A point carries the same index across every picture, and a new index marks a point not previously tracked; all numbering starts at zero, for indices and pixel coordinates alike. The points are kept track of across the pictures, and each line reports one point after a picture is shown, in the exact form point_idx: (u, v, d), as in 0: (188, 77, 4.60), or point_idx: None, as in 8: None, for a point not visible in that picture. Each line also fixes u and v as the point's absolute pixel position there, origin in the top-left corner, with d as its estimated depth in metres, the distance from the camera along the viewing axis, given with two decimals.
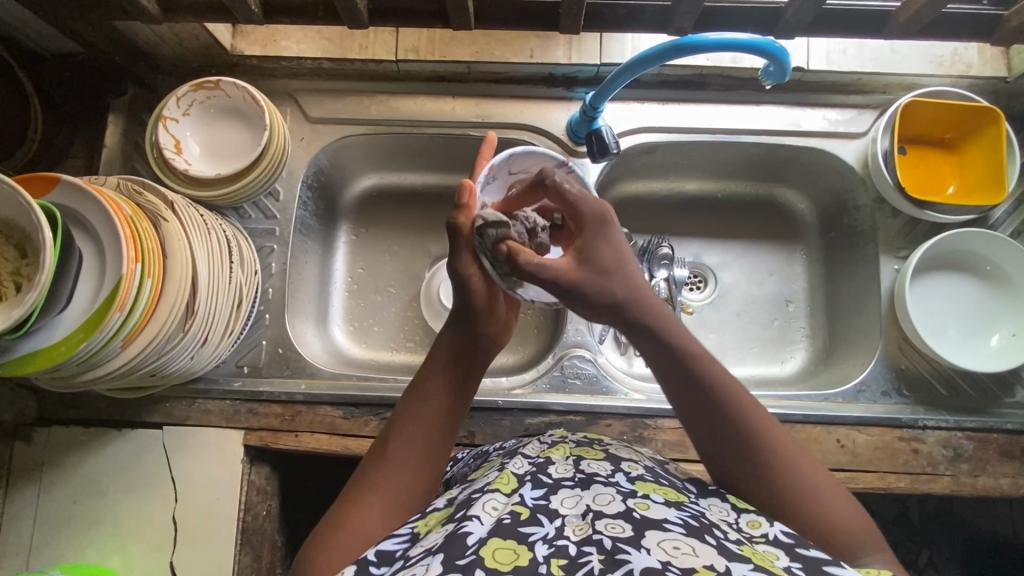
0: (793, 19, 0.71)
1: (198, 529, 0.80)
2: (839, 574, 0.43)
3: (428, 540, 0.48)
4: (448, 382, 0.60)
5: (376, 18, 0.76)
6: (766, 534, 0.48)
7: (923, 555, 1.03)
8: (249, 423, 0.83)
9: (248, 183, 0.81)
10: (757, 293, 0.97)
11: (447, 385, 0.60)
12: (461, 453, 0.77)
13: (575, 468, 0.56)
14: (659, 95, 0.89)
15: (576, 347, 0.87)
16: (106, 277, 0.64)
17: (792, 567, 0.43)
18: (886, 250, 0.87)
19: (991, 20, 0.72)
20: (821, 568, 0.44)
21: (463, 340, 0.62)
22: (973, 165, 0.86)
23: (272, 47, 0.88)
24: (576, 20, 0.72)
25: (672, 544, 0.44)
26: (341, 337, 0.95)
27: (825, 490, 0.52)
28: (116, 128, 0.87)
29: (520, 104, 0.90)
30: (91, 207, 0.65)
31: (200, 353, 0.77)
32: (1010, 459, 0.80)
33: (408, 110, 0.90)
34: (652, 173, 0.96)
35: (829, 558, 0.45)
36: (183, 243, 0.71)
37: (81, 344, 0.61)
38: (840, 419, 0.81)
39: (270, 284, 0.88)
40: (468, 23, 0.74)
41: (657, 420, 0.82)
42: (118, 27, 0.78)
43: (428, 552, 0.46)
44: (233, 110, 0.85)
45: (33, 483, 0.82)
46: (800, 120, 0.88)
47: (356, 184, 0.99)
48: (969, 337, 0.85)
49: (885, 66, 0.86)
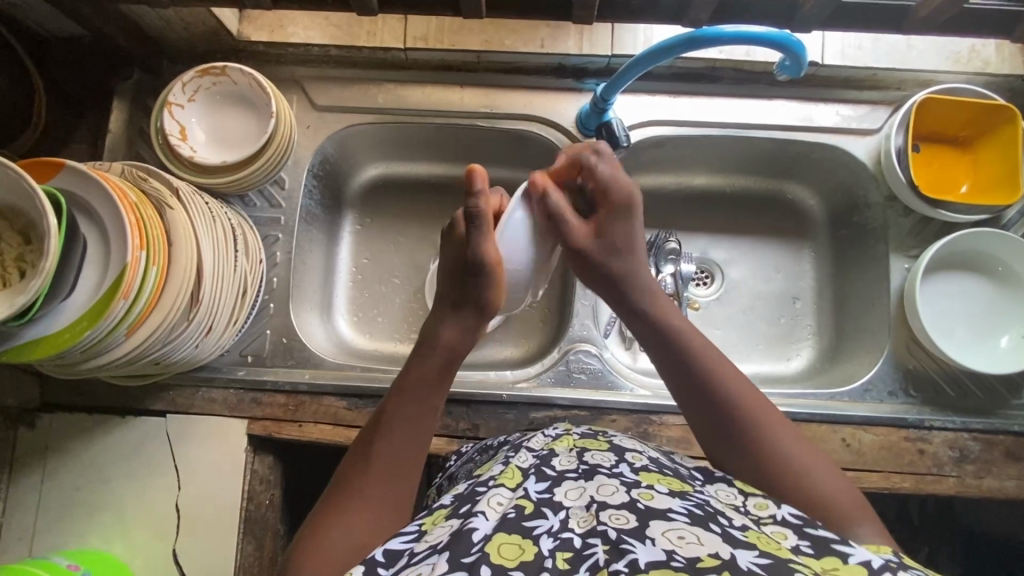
0: (811, 13, 0.70)
1: (200, 518, 0.80)
2: (846, 551, 0.44)
3: (434, 537, 0.48)
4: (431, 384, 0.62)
5: (386, 6, 0.75)
6: (774, 514, 0.49)
7: (922, 552, 1.03)
8: (253, 413, 0.83)
9: (254, 172, 0.80)
10: (764, 290, 0.96)
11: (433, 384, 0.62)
12: (465, 446, 0.77)
13: (579, 460, 0.56)
14: (670, 88, 0.87)
15: (582, 342, 0.86)
16: (109, 267, 0.63)
17: (799, 547, 0.45)
18: (897, 249, 0.86)
19: (1012, 17, 0.71)
20: (830, 546, 0.45)
21: (457, 326, 0.64)
22: (988, 164, 0.85)
23: (280, 34, 0.87)
24: (589, 11, 0.71)
25: (678, 534, 0.44)
26: (345, 327, 0.95)
27: (788, 439, 0.56)
28: (120, 113, 0.87)
29: (528, 94, 0.89)
30: (95, 192, 0.64)
31: (204, 343, 0.77)
32: (1016, 462, 0.80)
33: (417, 99, 0.89)
34: (662, 167, 0.95)
35: (836, 537, 0.46)
36: (187, 231, 0.70)
37: (85, 332, 0.61)
38: (846, 418, 0.81)
39: (275, 273, 0.87)
40: (479, 12, 0.73)
41: (662, 416, 0.82)
42: (125, 11, 0.77)
43: (434, 549, 0.46)
44: (239, 97, 0.84)
45: (35, 469, 0.81)
46: (812, 115, 0.87)
47: (361, 173, 0.98)
48: (977, 339, 0.84)
49: (900, 62, 0.85)
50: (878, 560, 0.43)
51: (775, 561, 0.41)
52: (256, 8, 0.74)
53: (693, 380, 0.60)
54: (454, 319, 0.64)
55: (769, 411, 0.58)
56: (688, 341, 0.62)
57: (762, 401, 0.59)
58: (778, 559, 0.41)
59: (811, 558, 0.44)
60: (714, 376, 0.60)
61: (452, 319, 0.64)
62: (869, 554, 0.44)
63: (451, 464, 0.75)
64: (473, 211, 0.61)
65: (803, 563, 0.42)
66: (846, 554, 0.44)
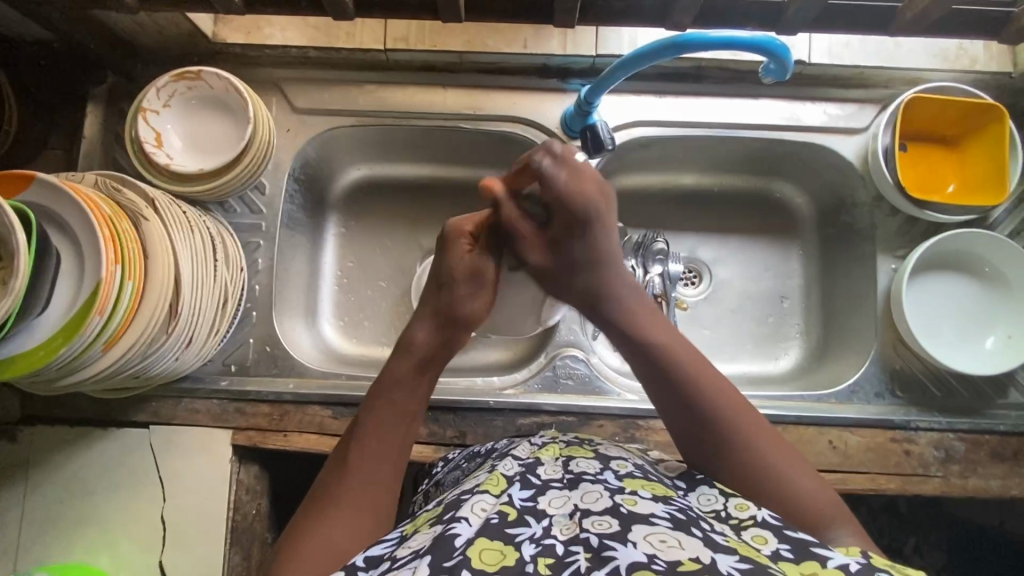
0: (796, 15, 0.68)
1: (186, 530, 0.80)
2: (824, 554, 0.44)
3: (416, 543, 0.47)
4: (410, 388, 0.62)
5: (364, 10, 0.73)
6: (754, 515, 0.50)
7: (909, 542, 1.04)
8: (237, 423, 0.82)
9: (234, 177, 0.79)
10: (753, 289, 0.96)
11: (411, 387, 0.62)
12: (452, 454, 0.77)
13: (564, 469, 0.55)
14: (657, 88, 0.86)
15: (568, 347, 0.86)
16: (84, 281, 0.62)
17: (779, 552, 0.45)
18: (884, 249, 0.86)
19: (999, 18, 0.70)
20: (809, 548, 0.45)
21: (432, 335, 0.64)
22: (974, 163, 0.84)
23: (256, 35, 0.86)
24: (571, 14, 0.70)
25: (659, 538, 0.44)
26: (331, 332, 0.94)
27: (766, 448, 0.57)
28: (95, 119, 0.85)
29: (512, 95, 0.87)
30: (67, 205, 0.63)
31: (185, 355, 0.75)
32: (1001, 461, 0.80)
33: (399, 100, 0.87)
34: (650, 166, 0.94)
35: (818, 541, 0.46)
36: (165, 243, 0.69)
37: (60, 349, 0.60)
38: (833, 421, 0.81)
39: (257, 281, 0.86)
40: (459, 16, 0.71)
41: (649, 421, 0.82)
42: (95, 15, 0.75)
43: (416, 554, 0.45)
44: (216, 102, 0.82)
45: (17, 483, 0.80)
46: (799, 114, 0.86)
47: (344, 175, 0.96)
48: (965, 339, 0.85)
49: (888, 60, 0.84)
50: (856, 564, 0.43)
51: (755, 566, 0.41)
52: (230, 12, 0.73)
53: (666, 376, 0.60)
54: (423, 322, 0.64)
55: (738, 411, 0.58)
56: (669, 344, 0.62)
57: (728, 402, 0.59)
58: (757, 564, 0.41)
59: (790, 562, 0.44)
60: (698, 382, 0.59)
61: (427, 321, 0.64)
62: (847, 557, 0.44)
63: (436, 472, 0.75)
64: (500, 219, 0.63)
65: (782, 570, 0.42)
66: (826, 558, 0.44)
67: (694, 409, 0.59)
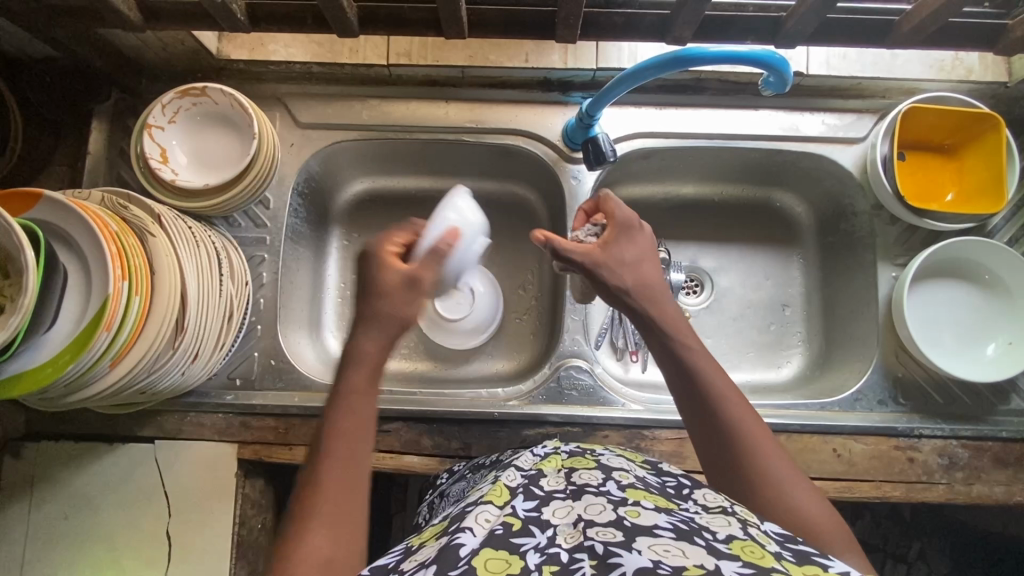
0: (794, 30, 0.69)
1: (193, 544, 0.80)
2: (825, 563, 0.44)
3: (422, 555, 0.47)
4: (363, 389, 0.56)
5: (367, 26, 0.74)
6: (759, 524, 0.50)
7: (913, 547, 1.05)
8: (242, 437, 0.82)
9: (240, 192, 0.79)
10: (754, 298, 0.97)
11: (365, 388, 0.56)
12: (457, 465, 0.77)
13: (567, 481, 0.55)
14: (657, 100, 0.87)
15: (572, 357, 0.86)
16: (91, 297, 0.62)
17: (781, 553, 0.45)
18: (884, 257, 0.86)
19: (993, 30, 0.72)
20: (809, 557, 0.46)
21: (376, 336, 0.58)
22: (972, 172, 0.85)
23: (260, 51, 0.85)
24: (572, 30, 0.70)
25: (663, 547, 0.44)
26: (335, 345, 0.94)
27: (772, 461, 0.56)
28: (100, 135, 0.85)
29: (513, 108, 0.88)
30: (72, 221, 0.64)
31: (191, 368, 0.75)
32: (1004, 467, 0.81)
33: (401, 114, 0.88)
34: (651, 177, 0.95)
35: (816, 551, 0.46)
36: (171, 257, 0.69)
37: (69, 365, 0.60)
38: (837, 429, 0.81)
39: (261, 294, 0.86)
40: (461, 33, 0.72)
41: (654, 431, 0.82)
42: (100, 34, 0.76)
43: (422, 564, 0.45)
44: (220, 117, 0.83)
45: (22, 499, 0.80)
46: (797, 124, 0.87)
47: (347, 188, 0.97)
48: (965, 346, 0.85)
49: (885, 71, 0.85)
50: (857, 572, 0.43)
51: (758, 570, 0.41)
52: (235, 30, 0.74)
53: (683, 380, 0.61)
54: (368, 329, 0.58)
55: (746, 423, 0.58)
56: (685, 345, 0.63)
57: (739, 412, 0.59)
58: (760, 570, 0.41)
59: (792, 564, 0.44)
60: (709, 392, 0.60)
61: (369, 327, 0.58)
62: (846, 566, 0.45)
63: (442, 482, 0.75)
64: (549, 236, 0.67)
65: (784, 569, 0.42)
66: (826, 564, 0.44)
67: (705, 414, 0.60)
